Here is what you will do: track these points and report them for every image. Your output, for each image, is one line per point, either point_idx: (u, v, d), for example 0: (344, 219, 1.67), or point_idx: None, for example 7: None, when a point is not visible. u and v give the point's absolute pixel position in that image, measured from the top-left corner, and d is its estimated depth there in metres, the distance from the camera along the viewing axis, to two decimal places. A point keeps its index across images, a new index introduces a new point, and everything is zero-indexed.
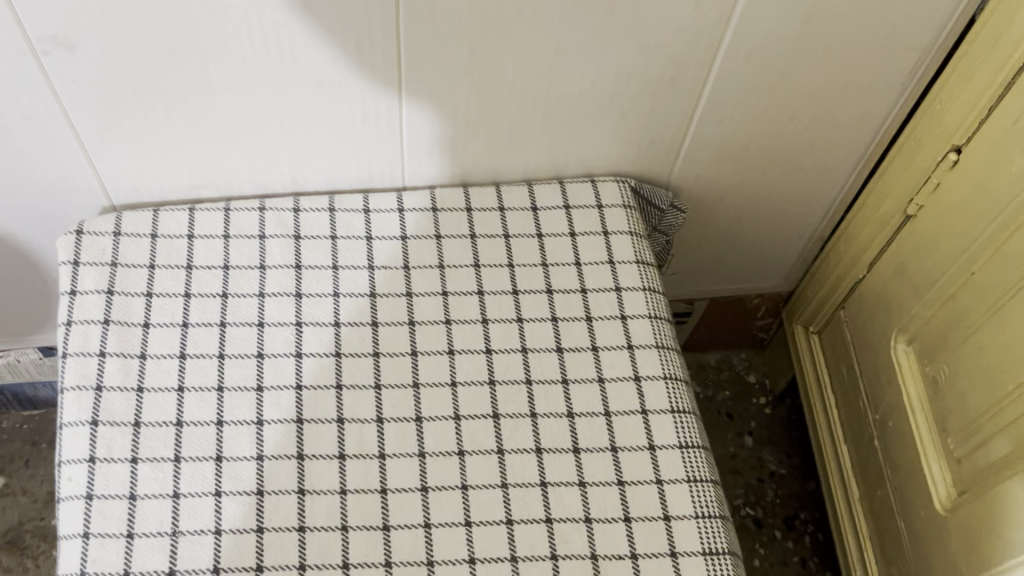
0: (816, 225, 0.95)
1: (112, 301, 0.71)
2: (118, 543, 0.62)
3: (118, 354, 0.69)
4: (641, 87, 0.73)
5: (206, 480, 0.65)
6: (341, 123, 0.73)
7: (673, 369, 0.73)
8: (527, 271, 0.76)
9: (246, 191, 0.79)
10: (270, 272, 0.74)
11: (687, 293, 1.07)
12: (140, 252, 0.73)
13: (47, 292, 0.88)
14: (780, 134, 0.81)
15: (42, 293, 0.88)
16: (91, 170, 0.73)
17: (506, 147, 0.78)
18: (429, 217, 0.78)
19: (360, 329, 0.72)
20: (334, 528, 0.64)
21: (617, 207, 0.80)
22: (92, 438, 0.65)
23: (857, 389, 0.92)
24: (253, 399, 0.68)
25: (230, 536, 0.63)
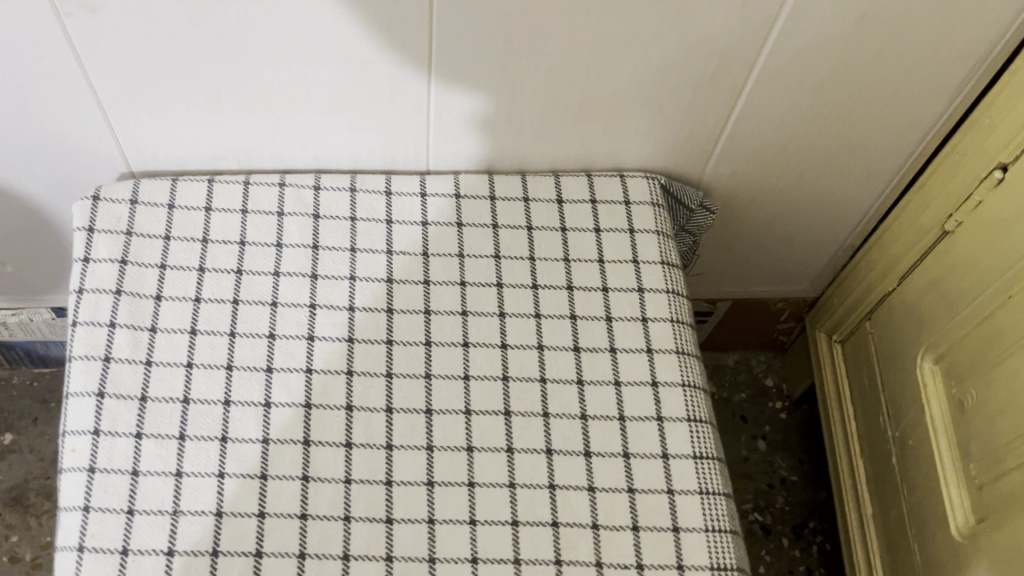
0: (848, 234, 0.93)
1: (125, 272, 0.69)
2: (118, 519, 0.61)
3: (128, 326, 0.68)
4: (679, 83, 0.71)
5: (209, 460, 0.64)
6: (367, 102, 0.71)
7: (692, 377, 0.71)
8: (548, 265, 0.74)
9: (266, 166, 0.78)
10: (287, 251, 0.72)
11: (709, 292, 1.05)
12: (157, 222, 0.72)
13: (62, 255, 0.87)
14: (819, 140, 0.78)
15: (58, 256, 0.88)
16: (111, 136, 0.72)
17: (534, 136, 0.76)
18: (451, 203, 0.76)
19: (374, 315, 0.70)
20: (336, 517, 0.63)
21: (645, 204, 0.77)
22: (97, 411, 0.64)
23: (878, 404, 0.90)
24: (262, 380, 0.67)
25: (231, 519, 0.62)
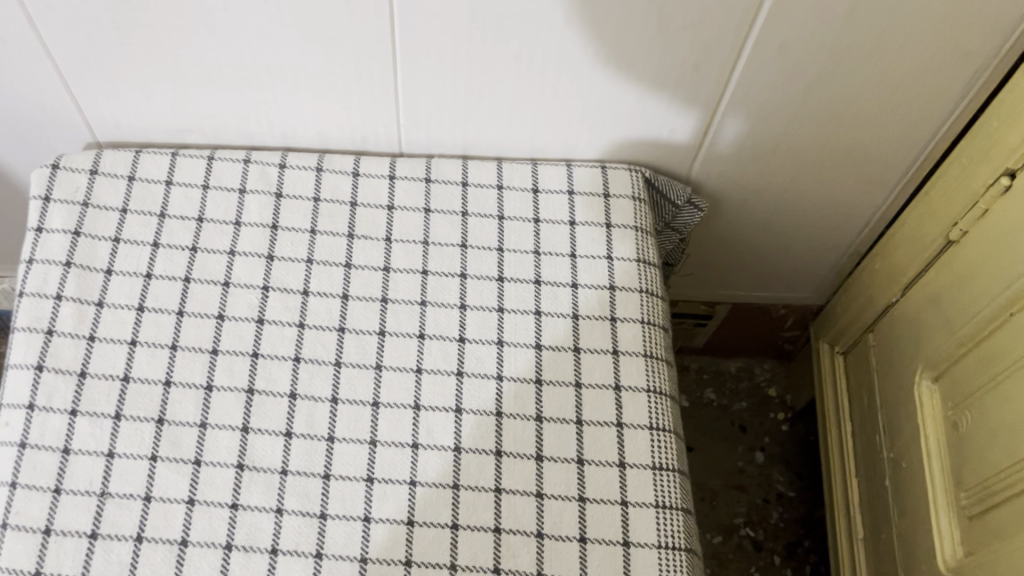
0: (852, 240, 0.87)
1: (77, 244, 0.68)
2: (43, 497, 0.59)
3: (75, 299, 0.66)
4: (661, 71, 0.67)
5: (143, 442, 0.61)
6: (332, 79, 0.68)
7: (659, 383, 0.67)
8: (517, 257, 0.70)
9: (234, 141, 0.75)
10: (245, 230, 0.70)
11: (708, 295, 1.00)
12: (115, 194, 0.70)
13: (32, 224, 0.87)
14: (816, 138, 0.73)
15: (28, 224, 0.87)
16: (73, 103, 0.71)
17: (511, 122, 0.73)
18: (419, 187, 0.73)
19: (328, 301, 0.68)
20: (268, 510, 0.60)
21: (625, 198, 0.73)
22: (34, 384, 0.63)
23: (875, 422, 0.85)
24: (206, 362, 0.65)
25: (160, 505, 0.60)
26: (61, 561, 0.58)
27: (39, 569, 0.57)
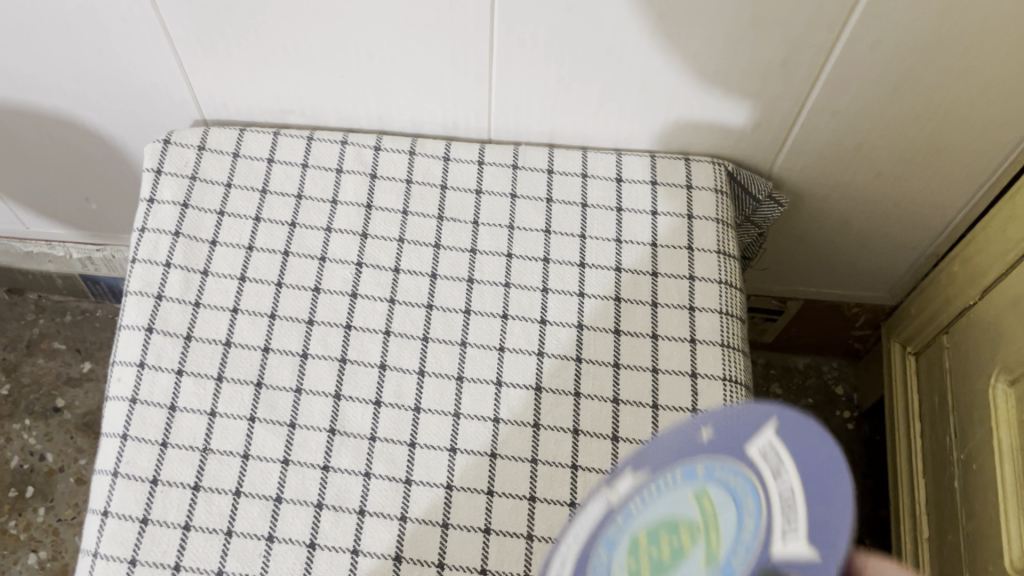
0: (930, 242, 0.87)
1: (185, 215, 0.72)
2: (152, 450, 0.64)
3: (182, 267, 0.70)
4: (749, 67, 0.68)
5: (243, 403, 0.65)
6: (428, 67, 0.71)
7: (735, 372, 0.68)
8: (599, 244, 0.72)
9: (332, 123, 0.79)
10: (341, 208, 0.73)
11: (780, 290, 1.01)
12: (220, 169, 0.74)
13: (131, 197, 0.92)
14: (902, 138, 0.74)
15: (127, 198, 0.92)
16: (185, 83, 0.75)
17: (599, 112, 0.75)
18: (507, 173, 0.76)
19: (417, 279, 0.71)
20: (357, 474, 0.64)
21: (707, 190, 0.75)
22: (144, 344, 0.67)
23: (946, 424, 0.85)
24: (303, 331, 0.68)
25: (257, 463, 0.64)
26: (167, 509, 0.62)
27: (147, 515, 0.62)
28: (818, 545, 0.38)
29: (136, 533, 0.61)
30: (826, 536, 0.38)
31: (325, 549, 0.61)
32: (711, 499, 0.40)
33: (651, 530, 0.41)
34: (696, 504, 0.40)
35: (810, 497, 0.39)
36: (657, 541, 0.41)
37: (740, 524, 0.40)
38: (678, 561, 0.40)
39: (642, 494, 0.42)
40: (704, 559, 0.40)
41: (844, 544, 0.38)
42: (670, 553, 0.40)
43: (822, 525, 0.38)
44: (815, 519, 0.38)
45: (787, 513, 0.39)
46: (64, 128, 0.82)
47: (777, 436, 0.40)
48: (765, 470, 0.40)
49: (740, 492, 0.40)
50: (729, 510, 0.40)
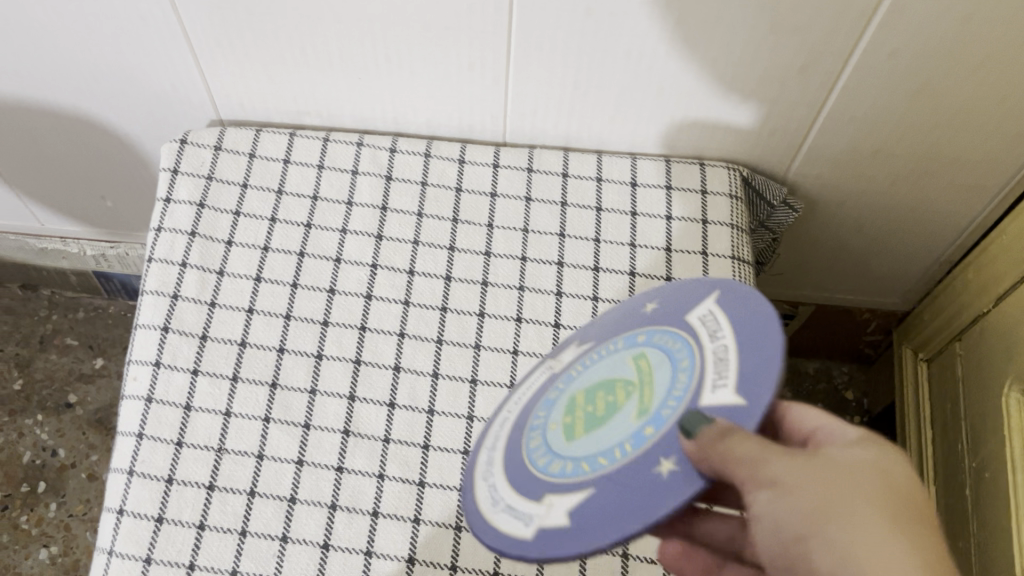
0: (944, 249, 0.87)
1: (201, 215, 0.72)
2: (167, 449, 0.64)
3: (198, 267, 0.70)
4: (767, 73, 0.68)
5: (258, 404, 0.66)
6: (445, 69, 0.71)
7: None
8: (613, 248, 0.72)
9: (347, 124, 0.79)
10: (356, 209, 0.74)
11: (792, 295, 1.01)
12: (237, 169, 0.74)
13: (145, 195, 0.92)
14: (918, 145, 0.74)
15: (142, 196, 0.92)
16: (202, 83, 0.75)
17: (614, 116, 0.75)
18: (522, 176, 0.76)
19: (432, 281, 0.71)
20: (370, 475, 0.64)
21: (722, 195, 0.75)
22: (160, 344, 0.67)
23: (958, 430, 0.85)
24: (317, 332, 0.69)
25: (271, 463, 0.64)
26: (181, 508, 0.62)
27: (162, 514, 0.62)
28: (745, 394, 0.41)
29: (151, 532, 0.61)
30: (754, 384, 0.41)
31: (338, 550, 0.61)
32: (649, 362, 0.47)
33: (599, 389, 0.47)
34: (635, 364, 0.47)
35: (743, 355, 0.43)
36: (594, 400, 0.47)
37: (671, 377, 0.45)
38: (615, 411, 0.45)
39: (597, 358, 0.50)
40: (636, 408, 0.45)
41: (767, 386, 0.41)
42: (608, 406, 0.46)
43: (750, 378, 0.42)
44: (744, 371, 0.42)
45: (718, 365, 0.43)
46: (81, 126, 0.82)
47: (716, 307, 0.47)
48: (704, 334, 0.45)
49: (676, 352, 0.46)
50: (664, 368, 0.46)
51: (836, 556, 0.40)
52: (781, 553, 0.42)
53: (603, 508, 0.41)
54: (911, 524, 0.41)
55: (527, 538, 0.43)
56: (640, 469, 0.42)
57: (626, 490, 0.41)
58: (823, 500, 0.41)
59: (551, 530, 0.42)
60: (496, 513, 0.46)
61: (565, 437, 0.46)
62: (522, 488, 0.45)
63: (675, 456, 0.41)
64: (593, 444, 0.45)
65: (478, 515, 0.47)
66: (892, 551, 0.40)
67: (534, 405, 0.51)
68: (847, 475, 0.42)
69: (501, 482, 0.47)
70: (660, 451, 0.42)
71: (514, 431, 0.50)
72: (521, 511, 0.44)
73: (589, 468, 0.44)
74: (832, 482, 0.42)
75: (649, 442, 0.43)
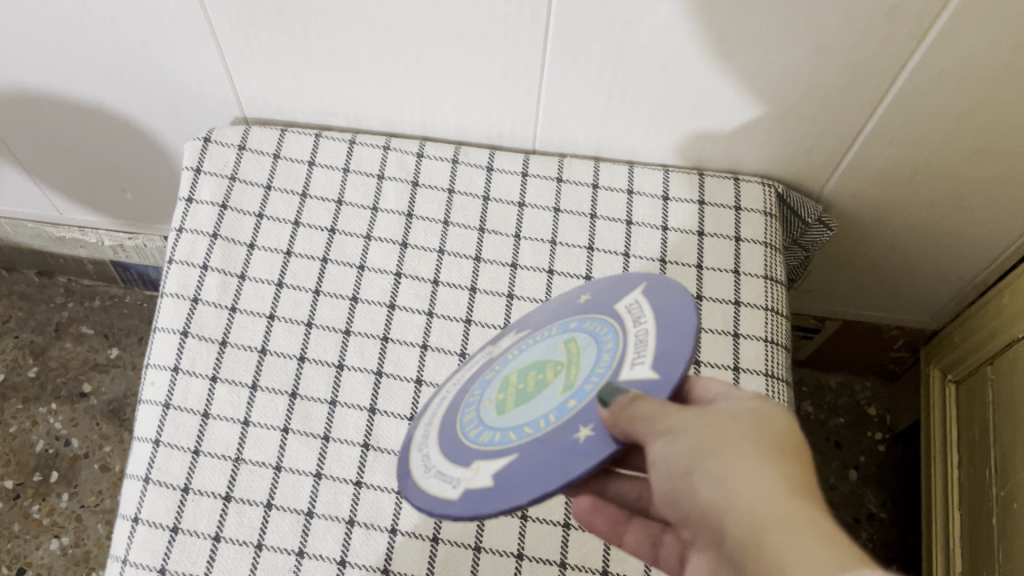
0: (979, 272, 0.85)
1: (223, 216, 0.71)
2: (183, 457, 0.63)
3: (219, 270, 0.69)
4: (808, 91, 0.66)
5: (277, 413, 0.65)
6: (477, 77, 0.70)
7: (779, 404, 0.66)
8: (643, 263, 0.71)
9: (374, 126, 0.78)
10: (381, 215, 0.72)
11: (819, 309, 1.00)
12: (261, 170, 0.73)
13: (166, 189, 0.91)
14: (959, 168, 0.72)
15: (162, 190, 0.91)
16: (228, 82, 0.74)
17: (647, 128, 0.73)
18: (551, 186, 0.74)
19: (456, 292, 0.69)
20: (389, 491, 0.63)
21: (756, 212, 0.73)
22: (179, 348, 0.66)
23: (986, 456, 0.83)
24: (339, 342, 0.67)
25: (289, 475, 0.63)
26: (197, 519, 0.61)
27: (177, 524, 0.61)
28: (659, 369, 0.43)
29: (166, 542, 0.61)
30: (668, 362, 0.43)
31: (355, 567, 0.60)
32: (578, 344, 0.48)
33: (528, 368, 0.48)
34: (565, 348, 0.48)
35: (660, 337, 0.44)
36: (525, 378, 0.48)
37: (597, 358, 0.46)
38: (542, 388, 0.46)
39: (530, 342, 0.51)
40: (563, 384, 0.46)
41: (680, 363, 0.42)
42: (537, 383, 0.47)
43: (666, 356, 0.43)
44: (660, 351, 0.44)
45: (637, 347, 0.45)
46: (104, 120, 0.81)
47: (642, 296, 0.48)
48: (627, 321, 0.47)
49: (602, 337, 0.47)
50: (591, 350, 0.47)
51: (716, 488, 0.40)
52: (672, 493, 0.42)
53: (525, 470, 0.42)
54: (790, 459, 0.41)
55: (453, 498, 0.43)
56: (561, 435, 0.43)
57: (548, 455, 0.42)
58: (708, 443, 0.41)
59: (474, 490, 0.43)
60: (426, 477, 0.46)
61: (495, 411, 0.47)
62: (453, 454, 0.46)
63: (593, 424, 0.42)
64: (522, 416, 0.45)
65: (409, 480, 0.47)
66: (768, 483, 0.39)
67: (471, 384, 0.51)
68: (729, 420, 0.42)
69: (434, 450, 0.48)
70: (581, 420, 0.43)
71: (449, 406, 0.51)
72: (451, 474, 0.45)
73: (516, 436, 0.44)
74: (716, 428, 0.42)
75: (573, 413, 0.44)
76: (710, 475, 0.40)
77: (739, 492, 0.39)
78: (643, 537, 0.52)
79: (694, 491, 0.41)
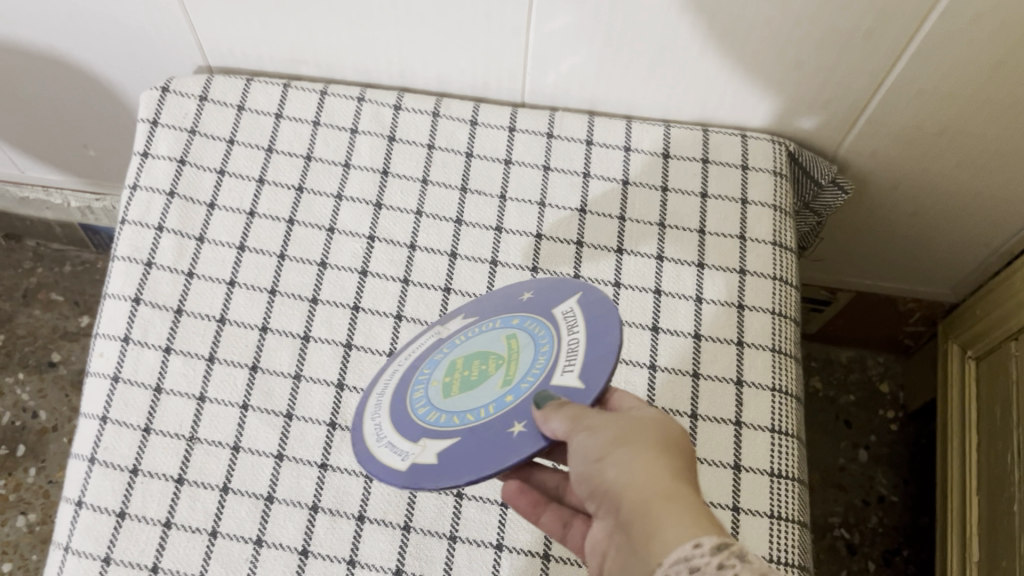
0: (1006, 241, 0.79)
1: (181, 172, 0.65)
2: (132, 436, 0.58)
3: (176, 232, 0.63)
4: (824, 36, 0.59)
5: (235, 388, 0.59)
6: (459, 21, 0.63)
7: (786, 382, 0.60)
8: (640, 228, 0.64)
9: (349, 76, 0.72)
10: (354, 172, 0.66)
11: (830, 279, 0.94)
12: (223, 123, 0.67)
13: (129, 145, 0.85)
14: (990, 126, 0.65)
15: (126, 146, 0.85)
16: (188, 27, 0.67)
17: (647, 79, 0.66)
18: (540, 142, 0.68)
19: (434, 258, 0.63)
20: (357, 474, 0.57)
21: (765, 172, 0.67)
22: (131, 317, 0.61)
23: (1008, 439, 0.77)
24: (305, 310, 0.62)
25: (248, 456, 0.57)
26: (146, 503, 0.56)
27: (124, 509, 0.56)
28: (585, 379, 0.42)
29: (111, 528, 0.55)
30: (595, 371, 0.43)
31: (318, 557, 0.55)
32: (519, 341, 0.47)
33: (470, 356, 0.47)
34: (506, 342, 0.47)
35: (590, 346, 0.44)
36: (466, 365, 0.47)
37: (533, 359, 0.45)
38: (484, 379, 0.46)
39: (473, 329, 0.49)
40: (504, 378, 0.45)
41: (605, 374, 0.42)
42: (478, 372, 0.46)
43: (593, 365, 0.43)
44: (589, 361, 0.43)
45: (567, 353, 0.44)
46: (57, 69, 0.74)
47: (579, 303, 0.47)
48: (562, 323, 0.46)
49: (540, 338, 0.46)
50: (531, 347, 0.46)
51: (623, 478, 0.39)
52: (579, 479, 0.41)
53: (465, 455, 0.42)
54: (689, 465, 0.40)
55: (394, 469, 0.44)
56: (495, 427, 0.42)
57: (485, 441, 0.42)
58: (621, 438, 0.40)
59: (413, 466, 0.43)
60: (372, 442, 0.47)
61: (440, 392, 0.46)
62: (401, 424, 0.46)
63: (526, 420, 0.42)
64: (465, 402, 0.45)
65: (360, 444, 0.47)
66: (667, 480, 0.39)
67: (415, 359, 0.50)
68: (641, 420, 0.41)
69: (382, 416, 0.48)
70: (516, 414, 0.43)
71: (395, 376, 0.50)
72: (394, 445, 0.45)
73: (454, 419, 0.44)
74: (628, 421, 0.41)
75: (510, 406, 0.43)
76: (617, 459, 0.39)
77: (640, 482, 0.38)
78: (558, 518, 0.49)
79: (600, 479, 0.39)
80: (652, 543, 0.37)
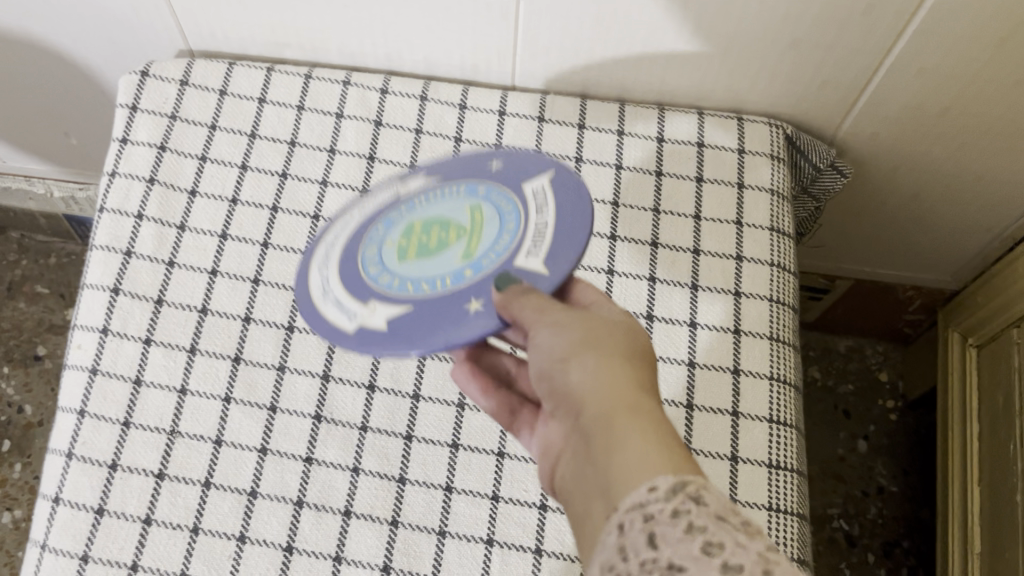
0: (1009, 225, 0.77)
1: (162, 158, 0.64)
2: (111, 430, 0.56)
3: (156, 220, 0.62)
4: (823, 14, 0.58)
5: (217, 380, 0.57)
6: (446, 2, 0.61)
7: (785, 370, 0.59)
8: (634, 213, 0.63)
9: (335, 60, 0.70)
10: (339, 158, 0.64)
11: (828, 266, 0.92)
12: (205, 109, 0.65)
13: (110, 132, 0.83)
14: (993, 106, 0.64)
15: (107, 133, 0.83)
16: (167, 9, 0.65)
17: (640, 60, 0.64)
18: (531, 126, 0.66)
19: None
20: (343, 468, 0.55)
21: (763, 156, 0.65)
22: (109, 308, 0.59)
23: (1010, 429, 0.75)
24: (290, 300, 0.60)
25: (231, 450, 0.56)
26: (125, 500, 0.54)
27: (103, 505, 0.54)
28: (550, 265, 0.42)
29: (90, 526, 0.54)
30: (560, 258, 0.42)
31: (303, 553, 0.53)
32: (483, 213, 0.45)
33: (429, 222, 0.46)
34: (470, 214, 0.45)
35: (557, 230, 0.43)
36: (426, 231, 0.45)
37: (496, 233, 0.44)
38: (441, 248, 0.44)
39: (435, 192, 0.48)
40: (464, 251, 0.44)
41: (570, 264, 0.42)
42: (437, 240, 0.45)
43: (558, 250, 0.42)
44: (555, 246, 0.43)
45: (535, 234, 0.43)
46: (35, 55, 0.73)
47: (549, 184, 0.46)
48: (528, 203, 0.45)
49: (505, 213, 0.45)
50: (494, 221, 0.45)
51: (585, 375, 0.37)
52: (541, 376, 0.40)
53: (418, 325, 0.42)
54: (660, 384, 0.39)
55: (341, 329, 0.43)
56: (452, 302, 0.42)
57: (438, 316, 0.42)
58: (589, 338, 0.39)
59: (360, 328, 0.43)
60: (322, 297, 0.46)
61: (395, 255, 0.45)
62: (353, 284, 0.45)
63: (484, 297, 0.42)
64: (420, 269, 0.44)
65: (304, 298, 0.46)
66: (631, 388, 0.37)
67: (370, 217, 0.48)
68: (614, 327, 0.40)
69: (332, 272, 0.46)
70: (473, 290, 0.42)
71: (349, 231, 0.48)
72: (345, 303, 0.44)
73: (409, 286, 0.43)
74: (597, 324, 0.40)
75: (468, 283, 0.43)
76: (581, 360, 0.38)
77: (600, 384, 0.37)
78: (506, 407, 0.49)
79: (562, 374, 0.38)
80: (608, 456, 0.35)
